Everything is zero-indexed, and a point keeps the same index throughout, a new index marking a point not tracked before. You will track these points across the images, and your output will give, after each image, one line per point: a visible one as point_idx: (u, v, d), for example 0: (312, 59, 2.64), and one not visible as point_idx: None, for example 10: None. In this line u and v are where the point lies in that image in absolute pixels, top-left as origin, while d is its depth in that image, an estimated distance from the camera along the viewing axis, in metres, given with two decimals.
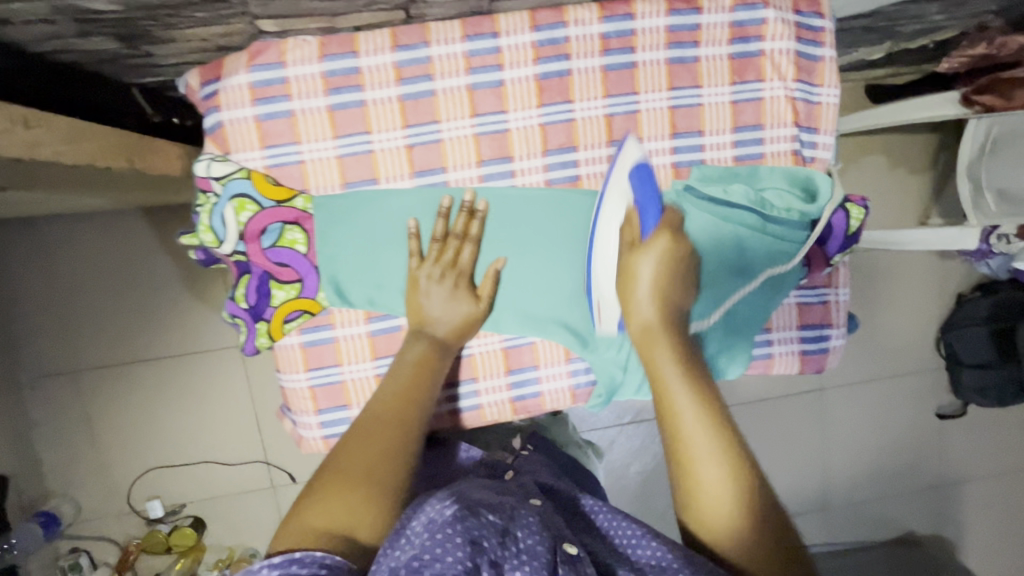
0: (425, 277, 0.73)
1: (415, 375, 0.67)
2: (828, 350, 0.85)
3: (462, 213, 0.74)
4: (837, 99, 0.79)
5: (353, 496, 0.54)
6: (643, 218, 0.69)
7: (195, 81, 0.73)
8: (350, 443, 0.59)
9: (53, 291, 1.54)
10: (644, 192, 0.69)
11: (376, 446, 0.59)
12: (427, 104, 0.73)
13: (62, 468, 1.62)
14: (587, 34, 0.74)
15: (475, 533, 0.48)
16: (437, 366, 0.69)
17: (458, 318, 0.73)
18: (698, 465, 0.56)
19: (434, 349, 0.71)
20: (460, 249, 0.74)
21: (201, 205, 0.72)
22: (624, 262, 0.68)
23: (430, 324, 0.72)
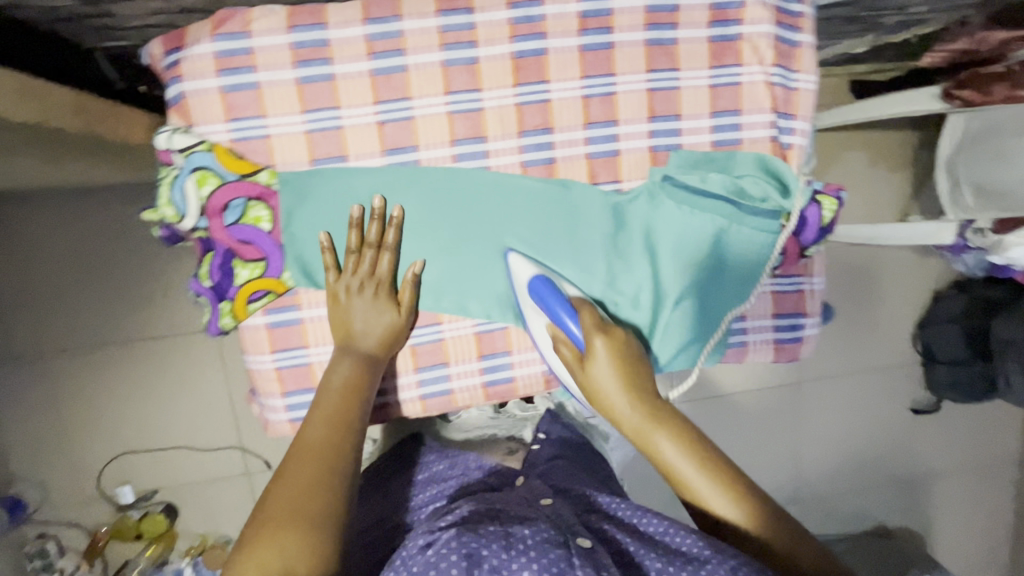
0: (344, 290, 0.73)
1: (343, 399, 0.69)
2: (802, 339, 0.86)
3: (374, 220, 0.72)
4: (815, 86, 0.78)
5: (293, 536, 0.57)
6: (560, 322, 0.70)
7: (159, 50, 0.70)
8: (285, 480, 0.62)
9: (19, 269, 1.50)
10: (550, 309, 0.71)
11: (307, 473, 0.62)
12: (399, 80, 0.70)
13: (29, 452, 1.58)
14: (564, 12, 0.72)
15: (471, 548, 0.59)
16: (367, 380, 0.72)
17: (383, 329, 0.73)
18: (697, 487, 0.65)
19: (365, 364, 0.72)
20: (378, 257, 0.73)
21: (162, 178, 0.70)
22: (581, 383, 0.69)
23: (356, 339, 0.73)
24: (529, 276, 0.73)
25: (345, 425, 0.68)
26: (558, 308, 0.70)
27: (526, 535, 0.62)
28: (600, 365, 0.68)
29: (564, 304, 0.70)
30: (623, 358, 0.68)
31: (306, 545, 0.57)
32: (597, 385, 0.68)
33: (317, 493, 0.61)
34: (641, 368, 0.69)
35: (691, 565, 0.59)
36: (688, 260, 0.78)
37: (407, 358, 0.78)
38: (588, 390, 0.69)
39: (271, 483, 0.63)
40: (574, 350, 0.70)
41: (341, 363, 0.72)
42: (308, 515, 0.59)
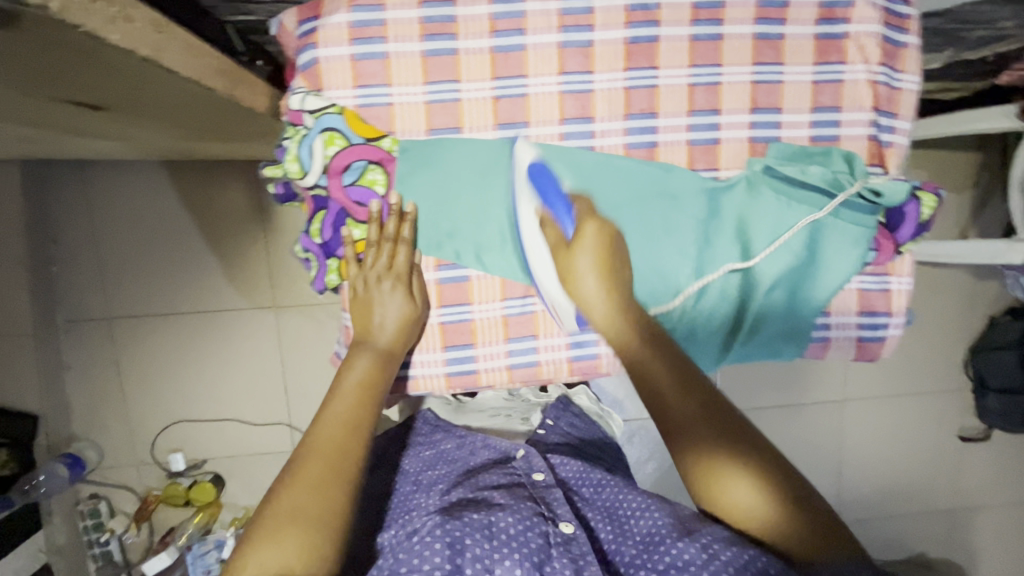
0: (362, 283, 0.76)
1: (359, 398, 0.71)
2: (884, 339, 0.85)
3: (393, 216, 0.75)
4: (917, 87, 0.80)
5: (299, 537, 0.59)
6: (555, 212, 0.75)
7: (292, 19, 0.75)
8: (291, 480, 0.63)
9: (95, 235, 1.55)
10: (543, 188, 0.74)
11: (317, 474, 0.63)
12: (517, 58, 0.74)
13: (88, 413, 1.63)
14: (679, 3, 0.75)
15: (454, 537, 0.68)
16: (382, 379, 0.74)
17: (397, 319, 0.75)
18: (724, 495, 0.63)
19: (379, 359, 0.75)
20: (395, 251, 0.75)
21: (290, 137, 0.74)
22: (564, 264, 0.74)
23: (372, 333, 0.75)
24: (529, 160, 0.75)
25: (356, 426, 0.69)
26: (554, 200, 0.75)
27: (507, 526, 0.71)
28: (585, 251, 0.73)
29: (562, 198, 0.75)
30: (606, 254, 0.74)
31: (312, 546, 0.59)
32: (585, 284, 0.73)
33: (320, 490, 0.62)
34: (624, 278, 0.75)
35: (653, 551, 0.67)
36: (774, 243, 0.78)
37: (499, 328, 0.80)
38: (564, 272, 0.74)
39: (279, 483, 0.63)
40: (559, 232, 0.75)
41: (358, 358, 0.74)
42: (315, 517, 0.60)
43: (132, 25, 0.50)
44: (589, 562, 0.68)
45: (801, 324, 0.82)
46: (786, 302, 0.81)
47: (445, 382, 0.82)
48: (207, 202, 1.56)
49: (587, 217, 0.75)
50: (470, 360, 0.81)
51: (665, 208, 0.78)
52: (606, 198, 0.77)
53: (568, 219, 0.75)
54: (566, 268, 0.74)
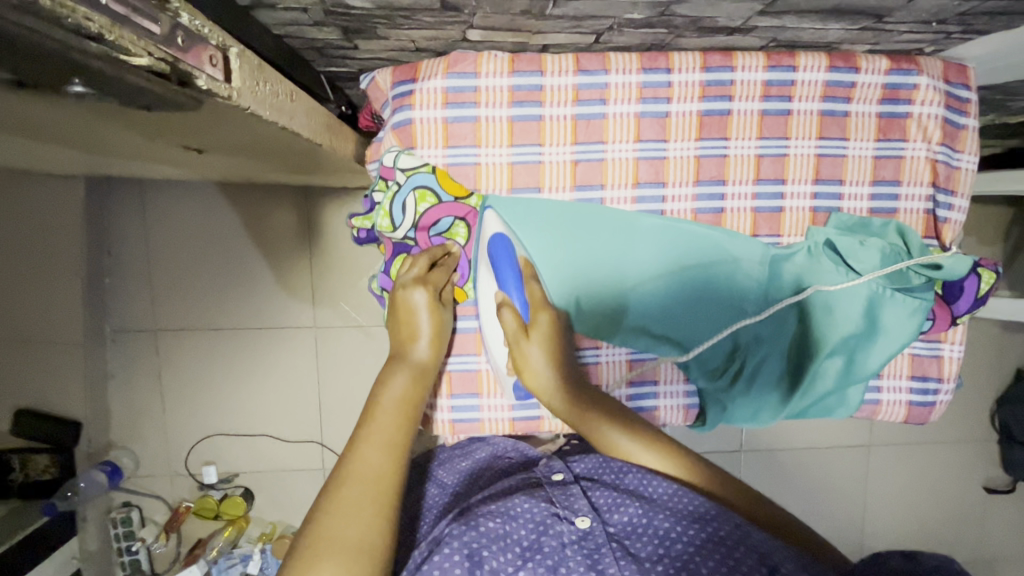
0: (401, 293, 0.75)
1: (402, 421, 0.64)
2: (933, 405, 0.88)
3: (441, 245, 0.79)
4: (975, 166, 0.84)
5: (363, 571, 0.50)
6: (510, 295, 0.75)
7: (389, 79, 0.80)
8: (331, 505, 0.54)
9: (150, 251, 1.62)
10: (500, 265, 0.75)
11: (365, 499, 0.55)
12: (598, 125, 0.79)
13: (129, 421, 1.68)
14: (751, 80, 0.80)
15: (472, 548, 0.59)
16: (421, 393, 0.70)
17: (429, 336, 0.75)
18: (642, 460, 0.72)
19: (416, 375, 0.71)
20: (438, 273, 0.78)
21: (382, 191, 0.79)
22: (518, 351, 0.75)
23: (408, 348, 0.73)
24: (495, 230, 0.77)
25: (401, 447, 0.62)
26: (507, 272, 0.75)
27: (521, 526, 0.63)
28: (539, 340, 0.75)
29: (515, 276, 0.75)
30: (556, 346, 0.76)
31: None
32: (537, 370, 0.74)
33: (368, 516, 0.54)
34: (567, 350, 0.77)
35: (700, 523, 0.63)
36: (819, 312, 0.82)
37: None
38: (519, 362, 0.75)
39: (317, 512, 0.54)
40: (516, 317, 0.74)
41: (397, 374, 0.70)
42: (362, 544, 0.52)
43: (277, 99, 0.55)
44: (606, 557, 0.60)
45: (856, 387, 0.85)
46: (842, 366, 0.84)
47: (510, 425, 0.89)
48: (256, 223, 1.60)
49: (540, 308, 0.77)
50: (534, 405, 0.88)
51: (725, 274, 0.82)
52: (663, 277, 0.82)
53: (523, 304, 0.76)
54: (517, 354, 0.75)
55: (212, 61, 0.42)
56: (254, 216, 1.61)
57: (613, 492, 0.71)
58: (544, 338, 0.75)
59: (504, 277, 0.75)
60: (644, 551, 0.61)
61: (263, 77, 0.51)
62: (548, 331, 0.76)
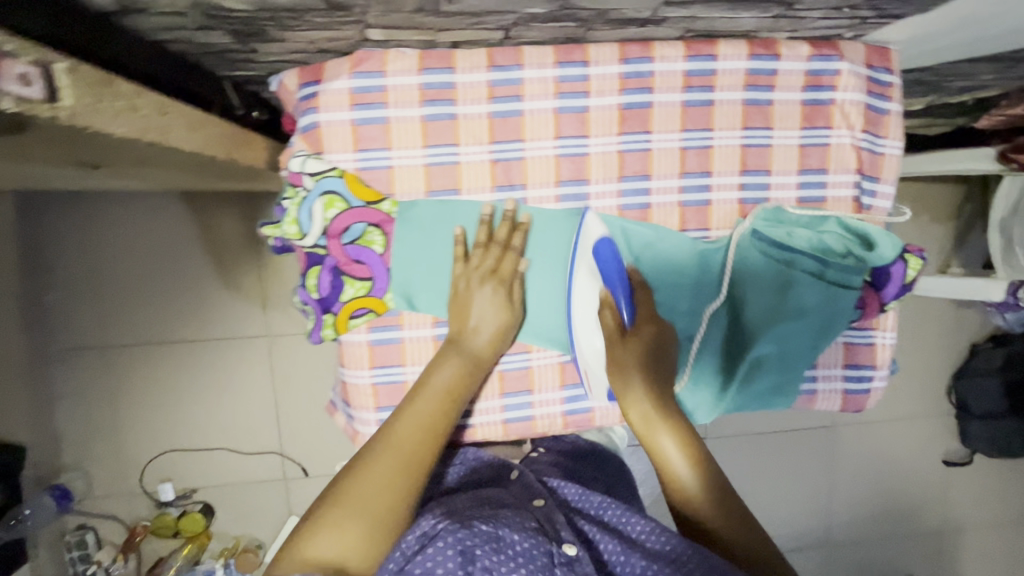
0: (464, 282, 0.76)
1: (442, 406, 0.69)
2: (869, 391, 0.88)
3: (505, 223, 0.76)
4: (899, 151, 0.84)
5: (358, 532, 0.56)
6: (613, 291, 0.76)
7: (296, 82, 0.77)
8: (361, 469, 0.61)
9: (90, 264, 1.51)
10: (608, 270, 0.75)
11: (389, 474, 0.61)
12: (515, 123, 0.76)
13: (81, 442, 1.59)
14: (671, 70, 0.77)
15: (467, 545, 0.54)
16: (467, 386, 0.72)
17: (492, 330, 0.76)
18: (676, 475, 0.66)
19: (467, 366, 0.73)
20: (502, 257, 0.77)
21: (289, 198, 0.76)
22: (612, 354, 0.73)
23: (467, 338, 0.75)
24: (598, 234, 0.76)
25: (434, 432, 0.66)
26: (613, 269, 0.75)
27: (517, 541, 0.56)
28: (637, 349, 0.74)
29: (621, 274, 0.75)
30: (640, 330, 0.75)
31: (364, 543, 0.56)
32: (600, 344, 0.77)
33: (385, 486, 0.60)
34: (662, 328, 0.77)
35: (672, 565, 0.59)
36: (767, 305, 0.81)
37: (495, 382, 0.82)
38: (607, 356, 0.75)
39: (348, 471, 0.62)
40: (617, 318, 0.75)
41: (446, 365, 0.72)
42: (381, 511, 0.58)
43: (138, 113, 0.52)
44: None
45: (795, 378, 0.83)
46: (777, 359, 0.82)
47: None
48: (200, 232, 1.53)
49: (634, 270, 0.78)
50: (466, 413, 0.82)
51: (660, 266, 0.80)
52: None
53: (626, 304, 0.75)
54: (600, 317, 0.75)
55: (23, 79, 0.38)
56: (194, 223, 1.53)
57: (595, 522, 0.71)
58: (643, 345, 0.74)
59: (608, 266, 0.75)
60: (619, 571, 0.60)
61: (111, 91, 0.47)
62: (647, 301, 0.78)
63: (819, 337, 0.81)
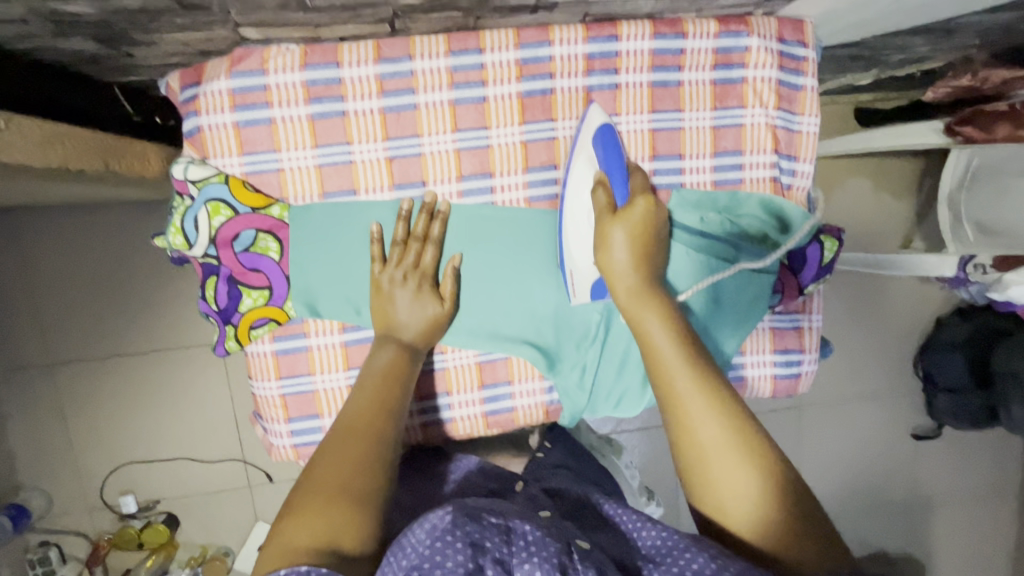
0: (388, 280, 0.73)
1: (381, 382, 0.67)
2: (799, 375, 0.86)
3: (423, 214, 0.74)
4: (816, 129, 0.81)
5: (338, 511, 0.53)
6: (612, 180, 0.71)
7: (176, 83, 0.72)
8: (327, 453, 0.59)
9: (28, 280, 1.47)
10: (609, 162, 0.70)
11: (350, 454, 0.58)
12: (409, 117, 0.73)
13: (36, 460, 1.55)
14: (572, 54, 0.74)
15: (476, 535, 0.48)
16: (410, 366, 0.70)
17: (425, 320, 0.73)
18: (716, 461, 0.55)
19: (406, 351, 0.71)
20: (422, 251, 0.74)
21: (175, 207, 0.73)
22: (599, 229, 0.69)
23: (397, 328, 0.72)
24: (601, 121, 0.72)
25: (384, 408, 0.64)
26: (614, 159, 0.71)
27: (529, 531, 0.51)
28: (625, 224, 0.68)
29: (623, 169, 0.71)
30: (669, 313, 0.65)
31: (349, 519, 0.53)
32: (617, 261, 0.68)
33: (351, 463, 0.57)
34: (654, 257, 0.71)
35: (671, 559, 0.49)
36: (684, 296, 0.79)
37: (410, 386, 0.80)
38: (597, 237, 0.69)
39: (311, 463, 0.58)
40: (609, 199, 0.69)
41: (384, 348, 0.70)
42: (343, 488, 0.55)
43: None
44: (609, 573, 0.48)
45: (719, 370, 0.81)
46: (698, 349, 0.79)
47: None
48: (141, 242, 1.49)
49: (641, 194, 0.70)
50: None
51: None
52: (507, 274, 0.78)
53: (622, 186, 0.70)
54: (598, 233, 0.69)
55: None
56: (134, 235, 1.49)
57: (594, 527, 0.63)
58: (635, 226, 0.69)
59: (609, 162, 0.70)
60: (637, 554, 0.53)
61: None
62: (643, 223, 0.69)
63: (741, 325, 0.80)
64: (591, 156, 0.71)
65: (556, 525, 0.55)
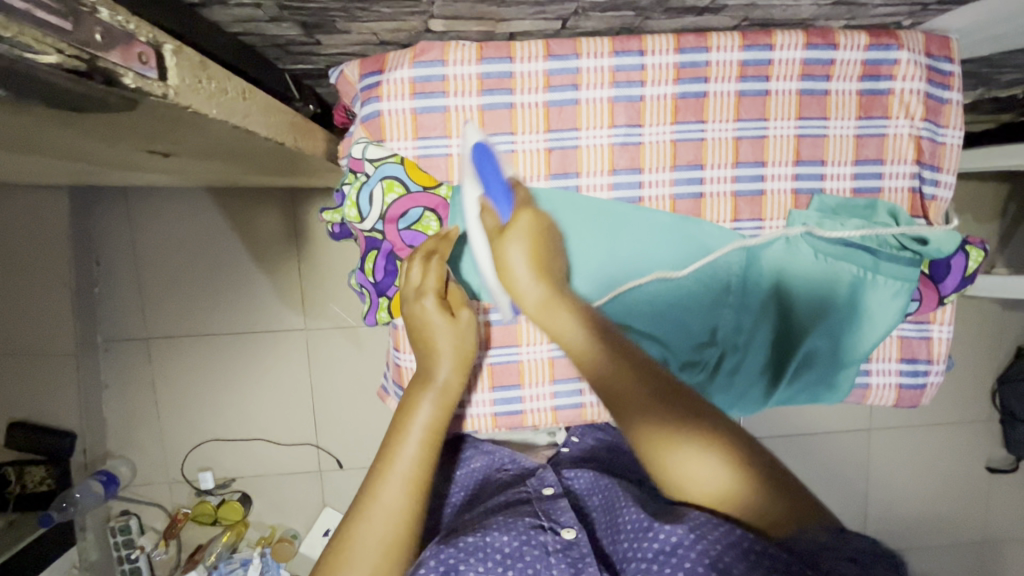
0: (416, 307, 0.71)
1: (427, 453, 0.63)
2: (925, 386, 0.86)
3: (434, 240, 0.74)
4: (960, 141, 0.82)
5: None
6: (495, 202, 0.70)
7: (355, 72, 0.78)
8: (347, 547, 0.57)
9: (139, 258, 1.53)
10: (487, 179, 0.70)
11: (385, 555, 0.57)
12: (571, 112, 0.77)
13: (124, 430, 1.58)
14: (727, 60, 0.77)
15: (449, 563, 0.57)
16: (448, 419, 0.67)
17: (451, 352, 0.69)
18: (665, 447, 0.57)
19: (440, 400, 0.67)
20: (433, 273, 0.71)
21: (349, 183, 0.77)
22: (495, 253, 0.68)
23: (432, 368, 0.68)
24: (476, 141, 0.72)
25: (420, 487, 0.62)
26: (494, 180, 0.70)
27: (501, 540, 0.60)
28: (518, 235, 0.68)
29: (500, 183, 0.70)
30: (539, 249, 0.69)
31: None
32: (522, 280, 0.67)
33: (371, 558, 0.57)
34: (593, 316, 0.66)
35: (649, 532, 0.57)
36: (816, 296, 0.81)
37: (545, 368, 0.83)
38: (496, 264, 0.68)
39: (331, 551, 0.58)
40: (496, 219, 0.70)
41: (421, 405, 0.66)
42: None
43: (227, 97, 0.55)
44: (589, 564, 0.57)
45: (850, 370, 0.83)
46: (829, 352, 0.83)
47: (492, 422, 0.83)
48: (235, 225, 1.54)
49: (523, 207, 0.70)
50: (517, 400, 0.83)
51: (701, 264, 0.80)
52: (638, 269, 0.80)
53: (504, 202, 0.70)
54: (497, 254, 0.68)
55: (141, 58, 0.41)
56: (227, 218, 1.53)
57: (599, 507, 0.71)
58: (527, 236, 0.69)
59: (490, 179, 0.70)
60: (627, 559, 0.58)
61: (207, 74, 0.50)
62: (533, 232, 0.69)
63: (867, 341, 0.82)
64: (474, 181, 0.71)
65: (541, 517, 0.66)
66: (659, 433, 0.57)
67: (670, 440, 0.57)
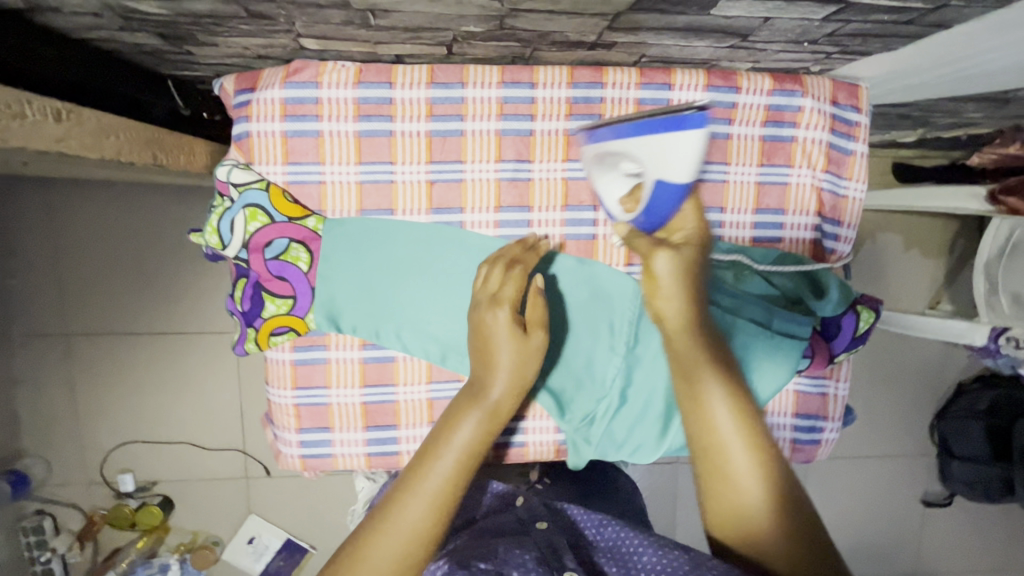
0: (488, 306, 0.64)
1: (459, 473, 0.58)
2: (819, 442, 0.84)
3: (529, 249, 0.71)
4: (863, 195, 0.79)
5: None
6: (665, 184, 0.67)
7: (230, 86, 0.73)
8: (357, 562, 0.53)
9: (56, 247, 1.43)
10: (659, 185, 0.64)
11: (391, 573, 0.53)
12: (455, 143, 0.73)
13: (43, 428, 1.49)
14: (623, 97, 0.73)
15: None
16: (488, 442, 0.61)
17: (509, 371, 0.62)
18: (729, 453, 0.56)
19: (487, 420, 0.61)
20: (512, 281, 0.65)
21: (214, 207, 0.73)
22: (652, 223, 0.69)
23: (486, 385, 0.62)
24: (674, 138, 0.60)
25: (446, 508, 0.57)
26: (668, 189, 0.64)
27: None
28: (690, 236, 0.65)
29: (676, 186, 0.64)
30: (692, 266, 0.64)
31: None
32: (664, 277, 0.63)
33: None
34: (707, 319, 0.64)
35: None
36: None
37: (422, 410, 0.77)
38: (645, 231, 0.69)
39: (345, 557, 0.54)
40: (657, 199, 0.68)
41: (466, 421, 0.60)
42: None
43: (23, 121, 0.50)
44: None
45: None
46: None
47: (365, 462, 0.78)
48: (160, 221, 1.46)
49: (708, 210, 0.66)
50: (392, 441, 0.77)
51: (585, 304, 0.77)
52: None
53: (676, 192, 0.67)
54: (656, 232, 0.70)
55: None
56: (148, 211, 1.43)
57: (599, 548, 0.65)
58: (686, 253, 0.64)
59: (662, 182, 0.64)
60: None
61: None
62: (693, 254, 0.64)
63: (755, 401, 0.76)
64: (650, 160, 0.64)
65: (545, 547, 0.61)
66: (729, 442, 0.56)
67: (736, 455, 0.56)
